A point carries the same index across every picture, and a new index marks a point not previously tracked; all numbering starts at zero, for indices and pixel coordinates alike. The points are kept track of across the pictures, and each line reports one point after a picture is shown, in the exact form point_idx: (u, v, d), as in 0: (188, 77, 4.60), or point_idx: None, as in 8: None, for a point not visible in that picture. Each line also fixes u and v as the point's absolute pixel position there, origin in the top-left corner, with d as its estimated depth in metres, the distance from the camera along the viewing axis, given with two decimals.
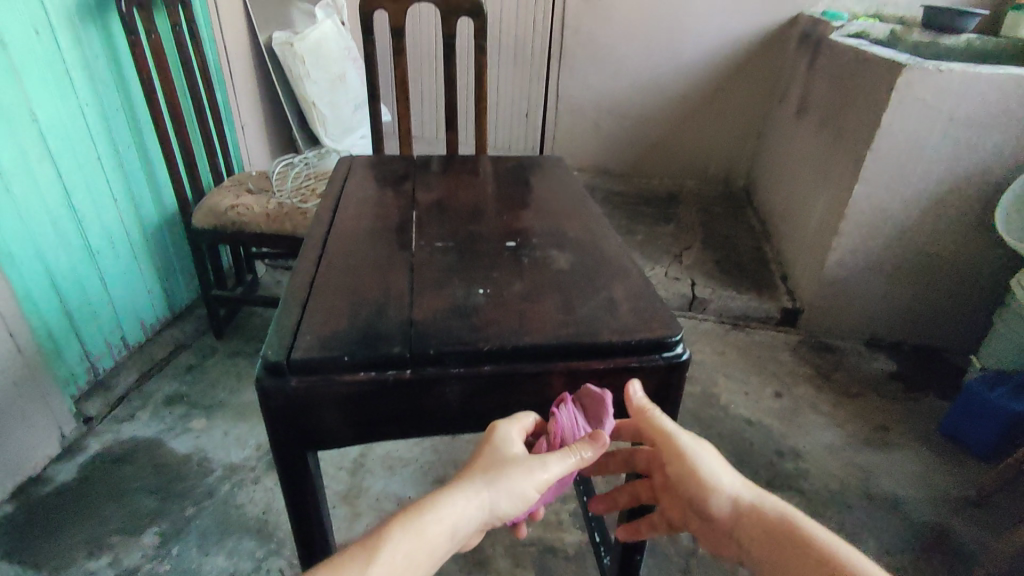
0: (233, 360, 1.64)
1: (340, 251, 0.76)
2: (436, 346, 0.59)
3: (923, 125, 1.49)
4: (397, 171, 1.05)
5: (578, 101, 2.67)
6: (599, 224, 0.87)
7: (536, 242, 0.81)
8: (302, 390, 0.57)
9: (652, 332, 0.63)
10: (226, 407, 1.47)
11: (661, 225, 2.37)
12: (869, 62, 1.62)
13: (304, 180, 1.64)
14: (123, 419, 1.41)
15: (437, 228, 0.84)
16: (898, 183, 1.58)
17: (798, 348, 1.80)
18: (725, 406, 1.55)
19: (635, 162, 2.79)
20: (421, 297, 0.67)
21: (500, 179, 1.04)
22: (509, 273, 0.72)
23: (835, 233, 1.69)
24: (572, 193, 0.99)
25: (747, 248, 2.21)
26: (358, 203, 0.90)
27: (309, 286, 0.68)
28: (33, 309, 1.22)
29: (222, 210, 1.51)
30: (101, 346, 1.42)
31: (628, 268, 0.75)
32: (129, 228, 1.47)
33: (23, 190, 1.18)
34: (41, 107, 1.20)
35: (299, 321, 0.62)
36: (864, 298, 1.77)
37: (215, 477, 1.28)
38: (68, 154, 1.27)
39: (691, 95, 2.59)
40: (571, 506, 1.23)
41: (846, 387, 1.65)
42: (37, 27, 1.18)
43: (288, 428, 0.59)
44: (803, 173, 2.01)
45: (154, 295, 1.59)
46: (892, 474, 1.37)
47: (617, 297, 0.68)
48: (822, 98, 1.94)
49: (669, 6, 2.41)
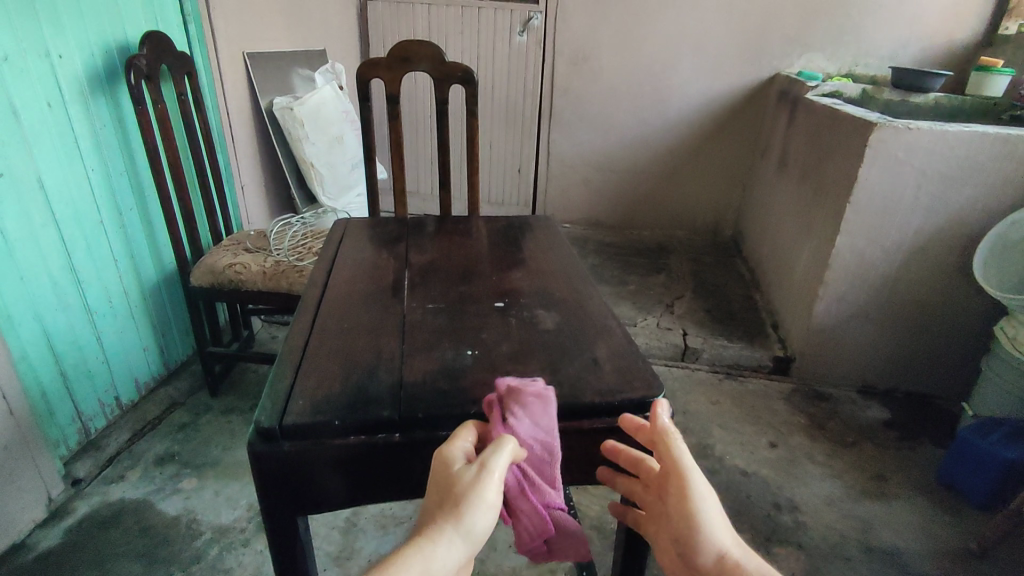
0: (226, 418, 1.63)
1: (333, 313, 0.78)
2: (425, 409, 0.61)
3: (896, 179, 1.56)
4: (391, 233, 1.08)
5: (568, 157, 2.76)
6: (586, 283, 0.90)
7: (524, 302, 0.83)
8: (294, 454, 0.58)
9: (636, 392, 0.65)
10: (218, 466, 1.46)
11: (652, 275, 2.41)
12: (842, 120, 1.71)
13: (301, 239, 1.68)
14: (113, 480, 1.40)
15: (427, 289, 0.87)
16: (877, 234, 1.63)
17: (792, 396, 1.81)
18: (720, 457, 1.55)
19: (625, 214, 2.86)
20: (411, 359, 0.69)
21: (491, 239, 1.08)
22: (497, 333, 0.75)
23: (821, 283, 1.73)
24: (559, 252, 1.02)
25: (737, 297, 2.24)
26: (353, 265, 0.93)
27: (302, 349, 0.70)
28: (28, 371, 1.23)
29: (219, 269, 1.54)
30: (93, 406, 1.42)
31: (612, 326, 0.78)
32: (127, 287, 1.49)
33: (26, 253, 1.21)
34: (48, 174, 1.25)
35: (292, 385, 0.64)
36: (854, 345, 1.79)
37: (203, 540, 1.25)
38: (71, 218, 1.31)
39: (677, 150, 2.69)
40: (566, 565, 1.21)
41: (841, 435, 1.64)
42: (49, 99, 1.23)
43: (279, 492, 0.60)
44: (787, 224, 2.07)
45: (150, 353, 1.60)
46: (891, 525, 1.35)
47: (601, 357, 0.70)
48: (801, 153, 2.02)
49: (652, 68, 2.54)
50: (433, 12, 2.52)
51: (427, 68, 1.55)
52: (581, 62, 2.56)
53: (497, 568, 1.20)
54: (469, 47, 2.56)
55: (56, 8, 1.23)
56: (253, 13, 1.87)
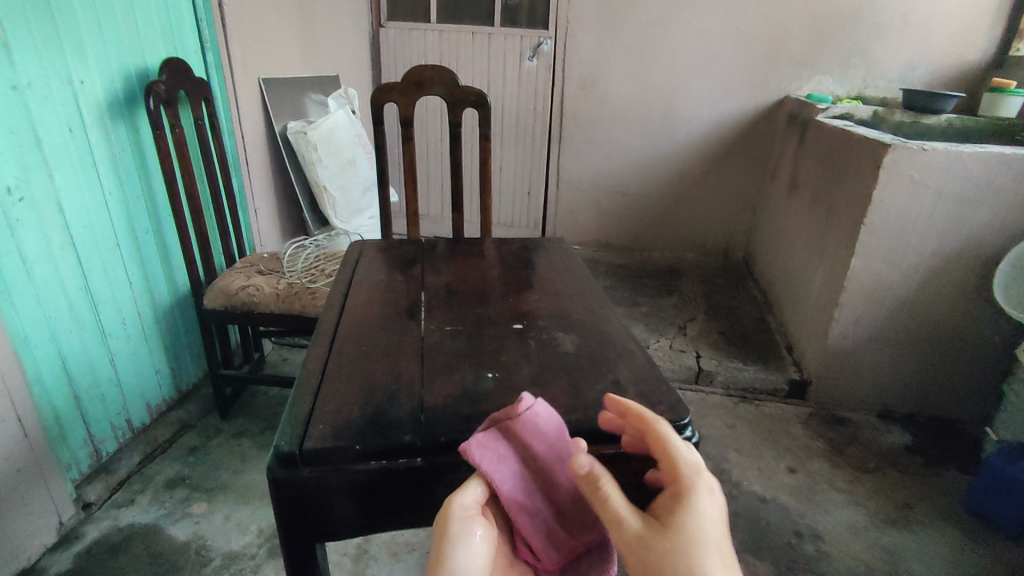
0: (237, 441, 1.62)
1: (351, 336, 0.78)
2: (446, 432, 0.60)
3: (911, 201, 1.55)
4: (406, 255, 1.08)
5: (578, 180, 2.77)
6: (604, 306, 0.89)
7: (542, 324, 0.83)
8: (314, 480, 0.57)
9: (660, 417, 0.63)
10: (229, 490, 1.44)
11: (663, 297, 2.40)
12: (854, 142, 1.71)
13: (315, 261, 1.68)
14: (123, 505, 1.38)
15: (444, 312, 0.86)
16: (893, 256, 1.61)
17: (809, 420, 1.77)
18: (737, 483, 1.51)
19: (635, 236, 2.86)
20: (431, 382, 0.68)
21: (505, 261, 1.07)
22: (516, 356, 0.74)
23: (837, 305, 1.71)
24: (575, 274, 1.02)
25: (750, 319, 2.22)
26: (368, 288, 0.93)
27: (321, 372, 0.69)
28: (42, 394, 1.23)
29: (232, 291, 1.54)
30: (105, 429, 1.41)
31: (633, 349, 0.76)
32: (141, 310, 1.50)
33: (44, 275, 1.21)
34: (67, 197, 1.26)
35: (312, 409, 0.63)
36: (872, 369, 1.76)
37: (214, 566, 1.23)
38: (88, 241, 1.32)
39: (687, 173, 2.69)
40: None
41: (861, 461, 1.61)
42: (70, 124, 1.25)
43: (299, 519, 0.59)
44: (799, 246, 2.06)
45: (162, 376, 1.60)
46: (918, 555, 1.31)
47: (623, 380, 0.69)
48: (813, 175, 2.02)
49: (661, 92, 2.56)
50: (444, 38, 2.56)
51: (440, 92, 1.57)
52: (590, 86, 2.59)
53: None
54: (479, 72, 2.60)
55: (79, 36, 1.26)
56: (269, 41, 1.92)
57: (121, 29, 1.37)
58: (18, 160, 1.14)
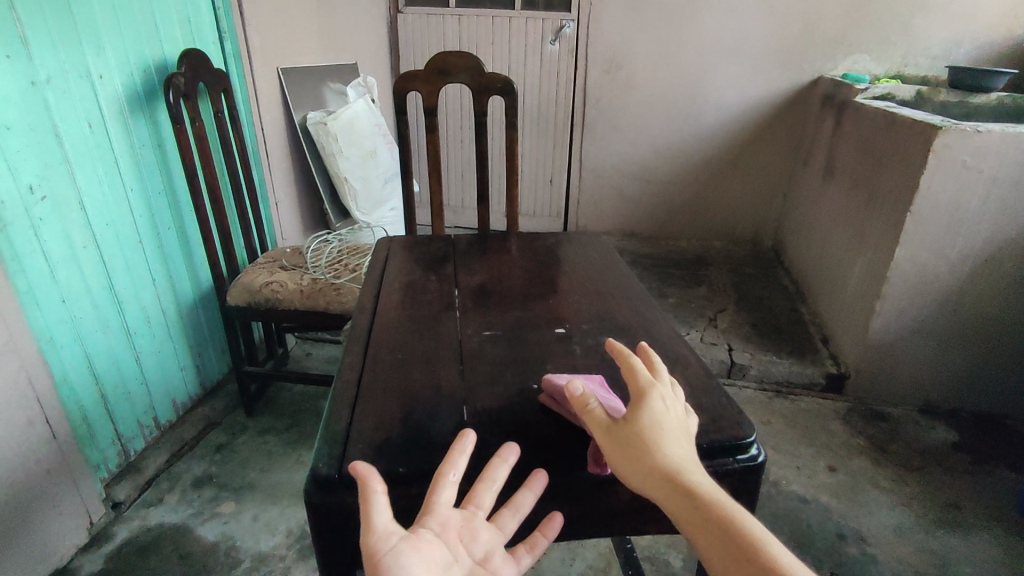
0: (263, 438, 1.60)
1: (386, 343, 0.74)
2: (494, 450, 0.56)
3: (961, 187, 1.46)
4: (436, 252, 1.04)
5: (601, 167, 2.70)
6: (649, 307, 0.84)
7: (585, 327, 0.78)
8: (355, 505, 0.53)
9: (723, 432, 0.59)
10: (257, 489, 1.43)
11: (691, 288, 2.33)
12: (898, 126, 1.62)
13: (338, 255, 1.65)
14: (151, 504, 1.38)
15: (481, 314, 0.82)
16: (942, 246, 1.53)
17: (848, 416, 1.71)
18: (776, 482, 1.46)
19: (660, 224, 2.78)
20: (473, 394, 0.64)
21: (538, 257, 1.03)
22: (562, 363, 0.69)
23: (878, 297, 1.63)
24: (612, 271, 0.97)
25: (782, 310, 2.15)
26: (399, 289, 0.89)
27: (357, 382, 0.66)
28: (69, 394, 1.21)
29: (256, 287, 1.51)
30: (132, 427, 1.40)
31: (685, 356, 0.71)
32: (165, 307, 1.48)
33: (68, 274, 1.19)
34: (88, 194, 1.23)
35: (349, 425, 0.59)
36: (917, 363, 1.69)
37: (243, 568, 1.22)
38: (111, 238, 1.30)
39: (714, 159, 2.61)
40: None
41: (905, 459, 1.54)
42: (90, 120, 1.23)
43: (337, 544, 0.55)
44: (835, 234, 1.98)
45: (187, 373, 1.58)
46: (970, 560, 1.25)
47: (679, 390, 0.64)
48: (850, 159, 1.93)
49: (687, 75, 2.47)
50: (463, 23, 2.49)
51: (464, 79, 1.51)
52: (614, 70, 2.51)
53: None
54: (500, 57, 2.53)
55: (98, 28, 1.23)
56: (287, 29, 1.87)
57: (139, 20, 1.34)
58: (39, 158, 1.11)
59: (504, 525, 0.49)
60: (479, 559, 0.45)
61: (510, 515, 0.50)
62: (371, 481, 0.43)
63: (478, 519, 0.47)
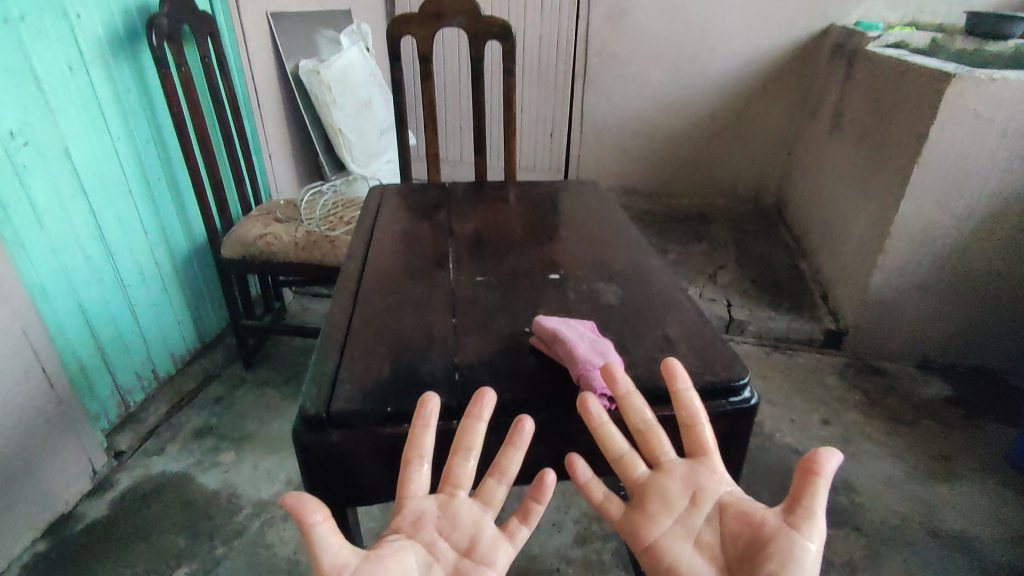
0: (262, 390, 1.61)
1: (377, 288, 0.72)
2: (484, 393, 0.55)
3: (972, 137, 1.42)
4: (430, 200, 1.02)
5: (603, 120, 2.63)
6: (646, 254, 0.82)
7: (580, 274, 0.76)
8: (343, 444, 0.53)
9: (717, 376, 0.58)
10: (257, 439, 1.45)
11: (692, 244, 2.30)
12: (910, 73, 1.56)
13: (333, 208, 1.62)
14: (153, 453, 1.40)
15: (474, 261, 0.80)
16: (948, 199, 1.50)
17: (844, 371, 1.71)
18: (770, 434, 1.48)
19: (662, 179, 2.74)
20: (465, 338, 0.63)
21: (534, 206, 1.00)
22: (556, 309, 0.68)
23: (880, 252, 1.61)
24: (610, 219, 0.95)
25: (783, 266, 2.13)
26: (391, 236, 0.87)
27: (346, 326, 0.65)
28: (64, 345, 1.21)
29: (250, 240, 1.49)
30: (130, 379, 1.41)
31: (681, 301, 0.70)
32: (159, 259, 1.46)
33: (56, 224, 1.17)
34: (73, 142, 1.20)
35: (338, 367, 0.58)
36: (916, 318, 1.68)
37: (244, 515, 1.24)
38: (99, 188, 1.27)
39: (719, 112, 2.54)
40: (613, 545, 1.17)
41: (899, 413, 1.55)
42: (70, 63, 1.18)
43: (327, 483, 0.55)
44: (840, 188, 1.94)
45: (184, 326, 1.58)
46: (958, 509, 1.27)
47: (674, 335, 0.63)
48: (859, 111, 1.88)
49: (693, 23, 2.38)
50: None
51: (460, 22, 1.45)
52: (617, 18, 2.42)
53: (542, 548, 1.16)
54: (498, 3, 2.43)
55: None
56: None
57: None
58: (18, 103, 1.08)
59: (491, 501, 0.48)
60: (464, 549, 0.46)
61: (496, 482, 0.49)
62: (307, 516, 0.41)
63: (457, 499, 0.48)
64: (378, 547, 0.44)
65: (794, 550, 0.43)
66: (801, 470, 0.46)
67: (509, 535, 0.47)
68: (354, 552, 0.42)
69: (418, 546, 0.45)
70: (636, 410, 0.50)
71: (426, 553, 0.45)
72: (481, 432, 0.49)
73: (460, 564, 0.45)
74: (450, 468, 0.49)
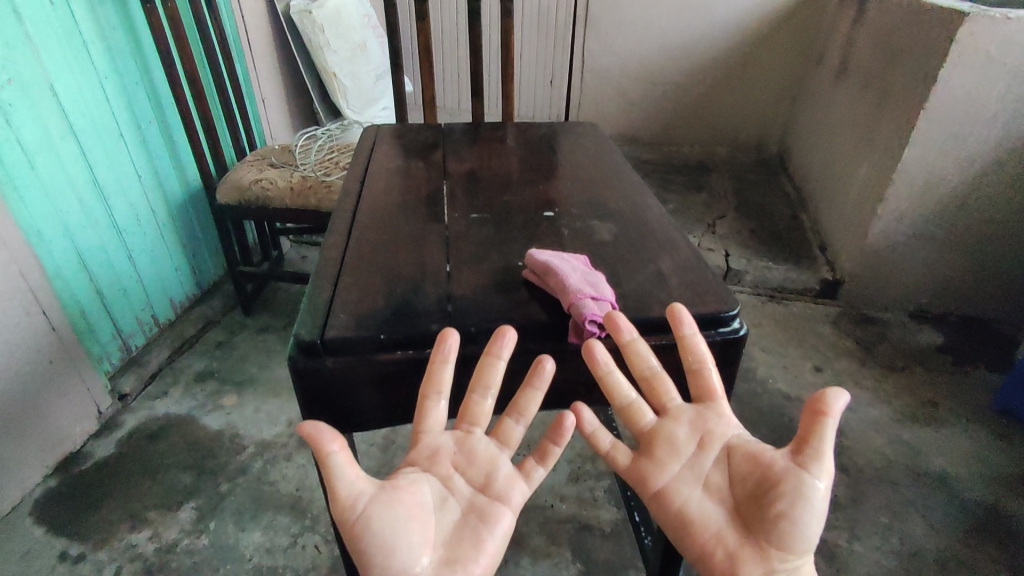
0: (262, 337, 1.63)
1: (371, 224, 0.72)
2: (476, 323, 0.56)
3: (980, 80, 1.39)
4: (425, 140, 1.00)
5: (604, 67, 2.57)
6: (642, 193, 0.82)
7: (575, 211, 0.76)
8: (338, 370, 0.54)
9: (707, 307, 0.59)
10: (258, 383, 1.47)
11: (691, 194, 2.29)
12: (922, 13, 1.51)
13: (328, 153, 1.60)
14: (156, 396, 1.42)
15: (469, 199, 0.80)
16: (952, 146, 1.48)
17: (838, 320, 1.73)
18: (762, 380, 1.50)
19: (663, 129, 2.69)
20: (458, 272, 0.63)
21: (531, 146, 0.99)
22: (550, 245, 0.68)
23: (880, 200, 1.60)
24: (607, 160, 0.94)
25: (782, 217, 2.13)
26: (386, 174, 0.87)
27: (341, 260, 0.65)
28: (63, 288, 1.22)
29: (245, 185, 1.48)
30: (131, 324, 1.42)
31: (675, 239, 0.70)
32: (154, 205, 1.45)
33: (47, 165, 1.16)
34: (60, 81, 1.17)
35: (332, 298, 0.59)
36: (912, 267, 1.68)
37: (248, 454, 1.28)
38: (89, 130, 1.25)
39: (723, 58, 2.47)
40: (605, 483, 1.21)
41: (890, 360, 1.58)
42: None
43: (323, 410, 0.56)
44: (843, 136, 1.91)
45: (182, 273, 1.59)
46: (941, 451, 1.31)
47: (666, 269, 0.64)
48: (867, 55, 1.83)
49: None
50: None
51: None
52: None
53: (536, 485, 1.20)
54: None
55: None
56: None
57: None
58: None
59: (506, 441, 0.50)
60: (481, 485, 0.48)
61: (514, 423, 0.50)
62: (325, 445, 0.43)
63: (475, 435, 0.50)
64: (393, 479, 0.47)
65: (803, 490, 0.45)
66: (809, 412, 0.47)
67: (524, 474, 0.49)
68: (370, 483, 0.45)
69: (436, 480, 0.48)
70: (640, 359, 0.53)
71: (441, 487, 0.47)
72: (502, 370, 0.50)
73: (473, 498, 0.47)
74: (467, 407, 0.51)
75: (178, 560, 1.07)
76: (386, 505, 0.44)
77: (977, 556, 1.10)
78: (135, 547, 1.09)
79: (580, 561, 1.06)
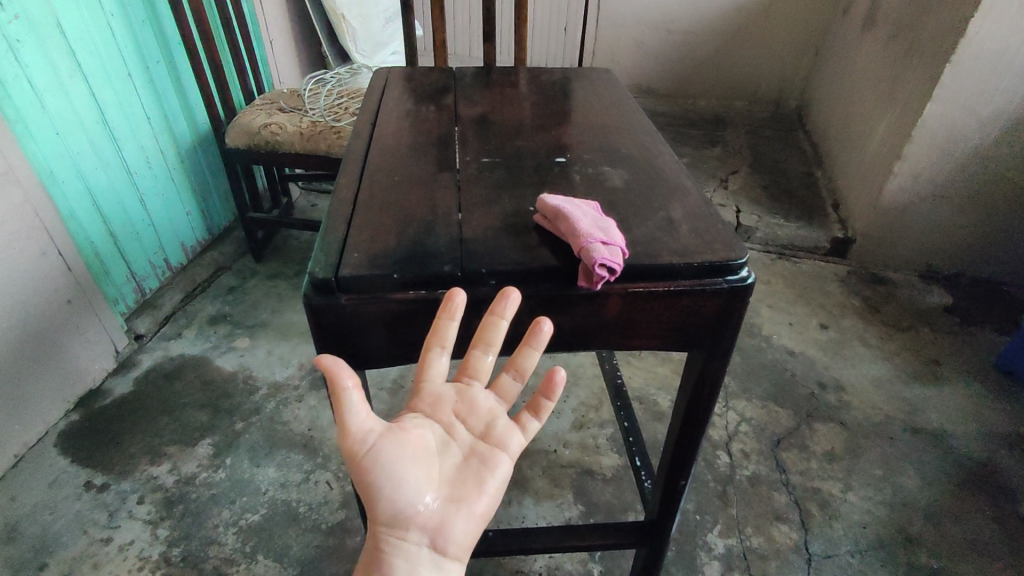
0: (272, 282, 1.65)
1: (382, 166, 0.72)
2: (486, 265, 0.56)
3: (1013, 32, 1.34)
4: (436, 83, 0.98)
5: (621, 14, 2.48)
6: (655, 141, 0.81)
7: (587, 158, 0.75)
8: (352, 308, 0.55)
9: (716, 254, 0.59)
10: (269, 328, 1.50)
11: (705, 149, 2.25)
12: None
13: (337, 97, 1.58)
14: (171, 337, 1.46)
15: (480, 144, 0.79)
16: (977, 102, 1.44)
17: (847, 278, 1.73)
18: (766, 336, 1.52)
19: (679, 81, 2.62)
20: (469, 215, 0.63)
21: (544, 91, 0.97)
22: (561, 190, 0.68)
23: (899, 158, 1.57)
24: (621, 106, 0.92)
25: (797, 174, 2.09)
26: (396, 117, 0.85)
27: (353, 200, 0.65)
28: (77, 229, 1.23)
29: (255, 129, 1.47)
30: (145, 267, 1.44)
31: (686, 186, 0.70)
32: (164, 148, 1.45)
33: (57, 103, 1.15)
34: (66, 17, 1.15)
35: (345, 238, 0.59)
36: (926, 227, 1.66)
37: (261, 395, 1.32)
38: (98, 69, 1.24)
39: (745, 6, 2.38)
40: (608, 431, 1.24)
41: (896, 319, 1.58)
42: None
43: (338, 347, 0.58)
44: (865, 91, 1.86)
45: (194, 217, 1.59)
46: (939, 408, 1.33)
47: (676, 217, 0.64)
48: (896, 5, 1.75)
49: None
50: None
51: None
52: None
53: (541, 432, 1.23)
54: None
55: None
56: None
57: None
58: None
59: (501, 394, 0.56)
60: (481, 434, 0.53)
61: (512, 379, 0.55)
62: (340, 381, 0.45)
63: (474, 388, 0.55)
64: (400, 422, 0.51)
65: None
66: None
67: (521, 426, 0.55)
68: (378, 421, 0.48)
69: (438, 426, 0.53)
70: None
71: (443, 431, 0.52)
72: (503, 330, 0.53)
73: (475, 444, 0.53)
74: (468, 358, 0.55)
75: (196, 491, 1.12)
76: (394, 444, 0.48)
77: (968, 509, 1.13)
78: (156, 479, 1.14)
79: (581, 504, 1.10)
